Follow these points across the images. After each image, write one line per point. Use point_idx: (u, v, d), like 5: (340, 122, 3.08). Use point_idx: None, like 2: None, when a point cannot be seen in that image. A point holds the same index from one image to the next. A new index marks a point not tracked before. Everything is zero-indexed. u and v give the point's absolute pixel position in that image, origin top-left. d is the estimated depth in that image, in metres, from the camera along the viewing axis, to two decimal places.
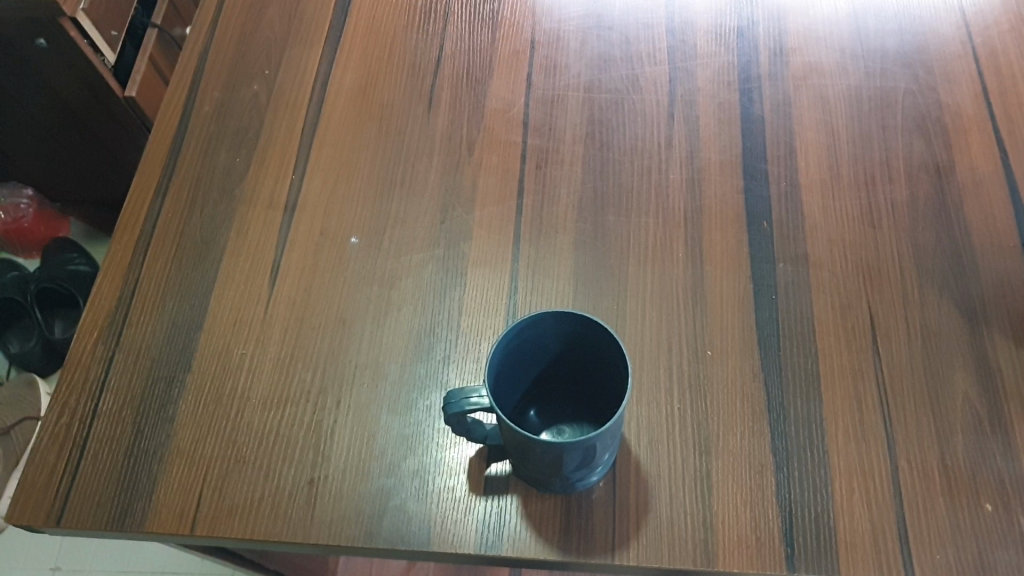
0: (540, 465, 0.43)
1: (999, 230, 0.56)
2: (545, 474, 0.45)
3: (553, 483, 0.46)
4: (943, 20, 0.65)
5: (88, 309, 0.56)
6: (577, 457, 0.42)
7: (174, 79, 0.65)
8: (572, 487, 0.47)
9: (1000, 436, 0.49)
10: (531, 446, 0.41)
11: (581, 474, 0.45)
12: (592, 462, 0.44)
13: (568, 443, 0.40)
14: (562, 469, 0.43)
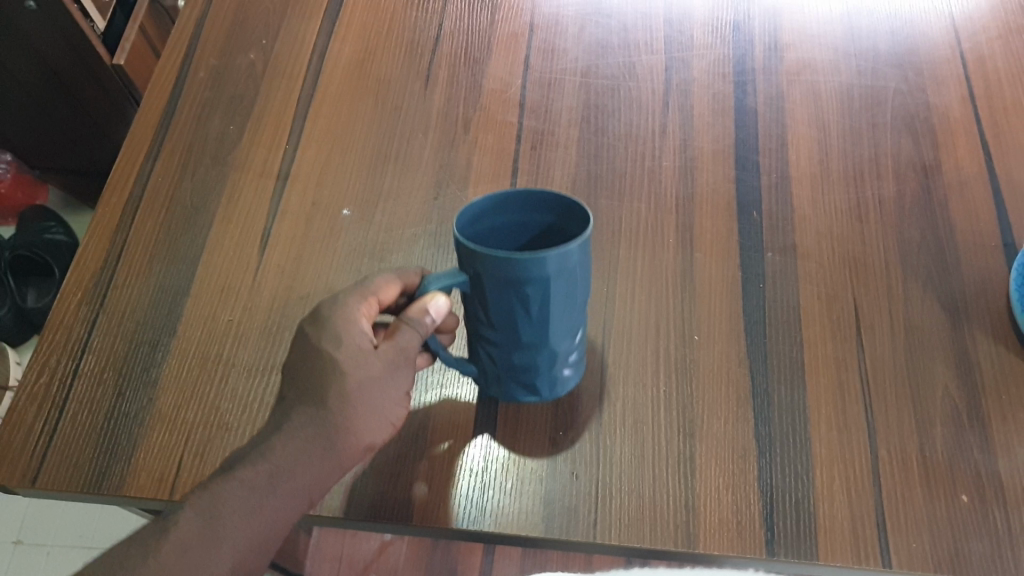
0: (530, 329, 0.41)
1: (982, 230, 0.57)
2: (534, 343, 0.43)
3: (540, 356, 0.45)
4: (934, 24, 0.67)
5: (73, 270, 0.55)
6: (565, 295, 0.40)
7: (170, 43, 0.65)
8: (560, 358, 0.46)
9: (978, 430, 0.49)
10: (518, 296, 0.39)
11: (568, 329, 0.43)
12: (576, 309, 0.42)
13: (560, 277, 0.38)
14: (551, 325, 0.42)
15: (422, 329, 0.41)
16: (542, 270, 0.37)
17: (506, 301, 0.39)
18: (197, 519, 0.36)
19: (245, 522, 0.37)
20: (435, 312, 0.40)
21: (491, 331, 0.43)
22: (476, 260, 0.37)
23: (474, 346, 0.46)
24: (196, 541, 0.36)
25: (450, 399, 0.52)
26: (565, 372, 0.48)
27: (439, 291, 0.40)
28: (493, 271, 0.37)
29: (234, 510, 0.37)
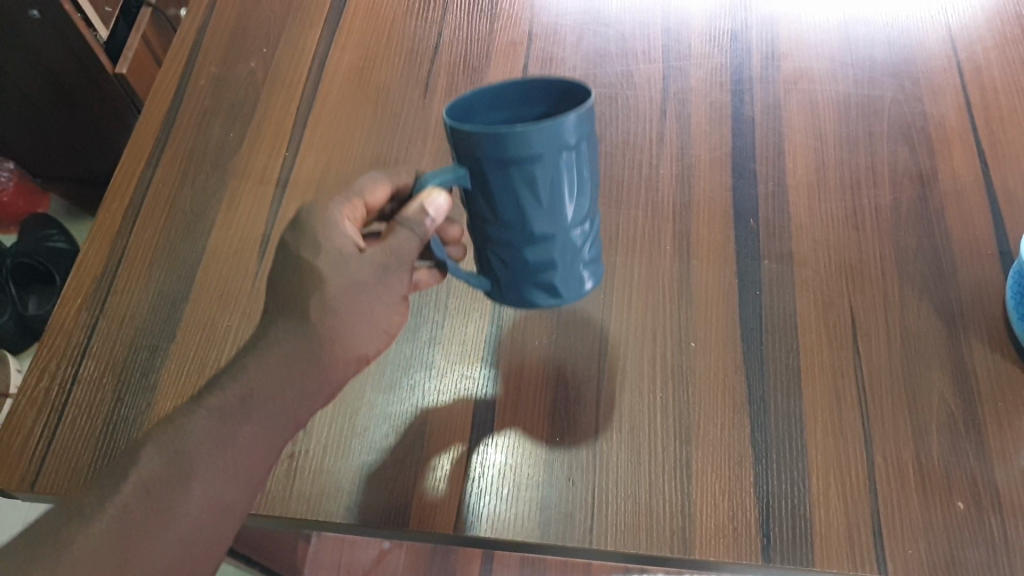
0: (540, 216, 0.41)
1: (979, 238, 0.57)
2: (548, 236, 0.42)
3: (556, 254, 0.43)
4: (930, 34, 0.67)
5: (73, 275, 0.56)
6: (570, 170, 0.39)
7: (171, 51, 0.65)
8: (577, 256, 0.45)
9: (974, 437, 0.50)
10: (522, 173, 0.38)
11: (581, 217, 0.43)
12: (583, 194, 0.42)
13: (556, 148, 0.38)
14: (561, 209, 0.41)
15: (420, 229, 0.41)
16: (539, 140, 0.37)
17: (510, 184, 0.39)
18: (163, 455, 0.37)
19: (213, 456, 0.37)
20: (437, 208, 0.41)
21: (501, 229, 0.42)
22: (468, 143, 0.37)
23: (485, 259, 0.45)
24: (163, 477, 0.36)
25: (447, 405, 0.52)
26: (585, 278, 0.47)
27: (442, 188, 0.41)
28: (490, 151, 0.37)
29: (202, 446, 0.37)
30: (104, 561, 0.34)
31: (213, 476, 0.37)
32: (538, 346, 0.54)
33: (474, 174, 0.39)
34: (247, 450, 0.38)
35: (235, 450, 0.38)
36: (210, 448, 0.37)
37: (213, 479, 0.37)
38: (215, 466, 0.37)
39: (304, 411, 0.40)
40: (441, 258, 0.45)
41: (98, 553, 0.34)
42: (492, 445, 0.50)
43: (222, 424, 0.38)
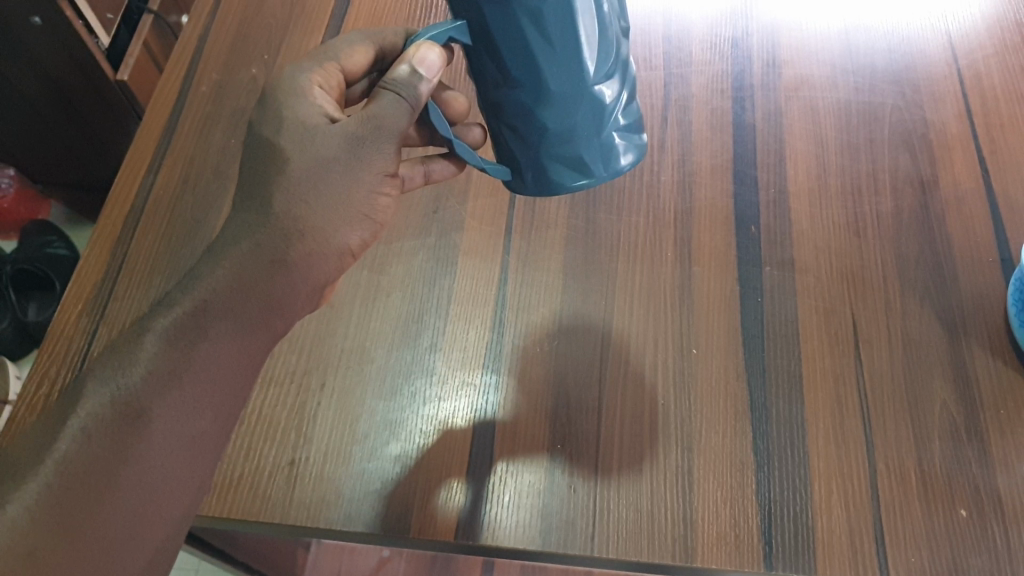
0: (554, 68, 0.39)
1: (980, 245, 0.57)
2: (567, 93, 0.41)
3: (577, 114, 0.42)
4: (931, 41, 0.67)
5: (74, 281, 0.56)
6: (580, 6, 0.37)
7: (173, 56, 0.65)
8: (600, 118, 0.43)
9: (976, 444, 0.49)
10: (529, 12, 0.37)
11: (599, 68, 0.41)
12: (599, 39, 0.40)
13: None
14: (577, 60, 0.39)
15: (405, 90, 0.45)
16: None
17: (518, 30, 0.37)
18: (108, 393, 0.37)
19: (169, 388, 0.38)
20: (425, 67, 0.44)
21: (516, 90, 0.41)
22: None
23: (500, 130, 0.44)
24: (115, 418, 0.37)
25: (444, 424, 0.51)
26: (610, 142, 0.45)
27: (431, 46, 0.44)
28: None
29: (151, 383, 0.38)
30: (62, 511, 0.35)
31: (166, 407, 0.38)
32: (539, 354, 0.53)
33: (482, 26, 0.38)
34: (202, 378, 0.39)
35: (186, 380, 0.39)
36: (161, 384, 0.38)
37: (167, 410, 0.38)
38: (168, 401, 0.38)
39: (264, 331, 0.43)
40: (450, 137, 0.44)
41: (55, 503, 0.35)
42: (501, 463, 0.49)
43: (172, 352, 0.39)
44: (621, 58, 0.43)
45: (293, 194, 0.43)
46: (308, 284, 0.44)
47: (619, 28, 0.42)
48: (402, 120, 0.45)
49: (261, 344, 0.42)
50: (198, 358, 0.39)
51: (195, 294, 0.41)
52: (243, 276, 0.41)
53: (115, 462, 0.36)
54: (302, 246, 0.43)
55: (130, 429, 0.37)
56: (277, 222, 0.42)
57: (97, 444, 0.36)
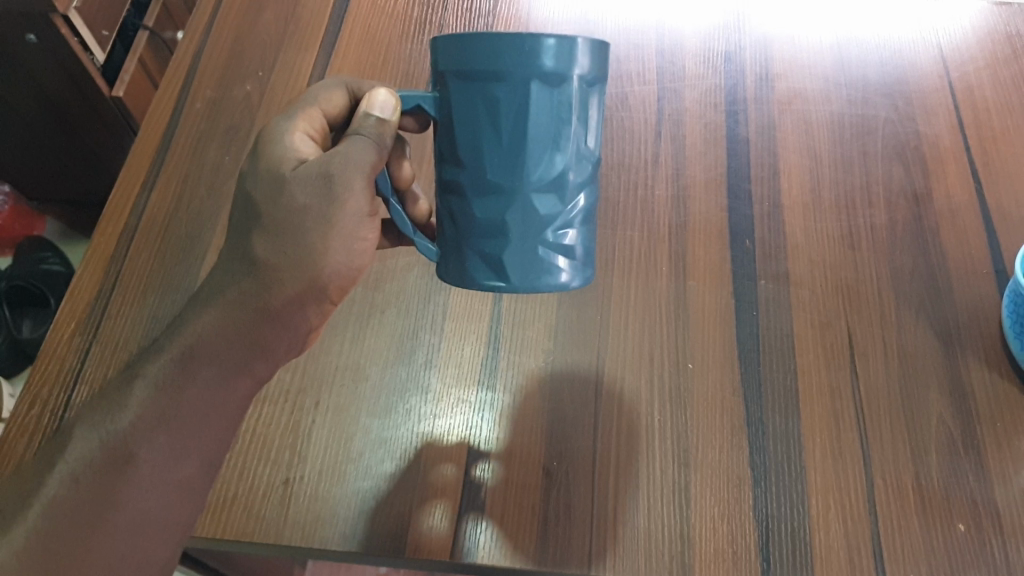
0: (498, 154, 0.39)
1: (974, 258, 0.57)
2: (503, 185, 0.39)
3: (510, 214, 0.40)
4: (922, 54, 0.68)
5: (67, 299, 0.55)
6: (539, 107, 0.38)
7: (165, 76, 0.65)
8: (537, 228, 0.40)
9: (973, 458, 0.49)
10: (486, 95, 0.38)
11: (547, 177, 0.40)
12: (553, 148, 0.39)
13: (524, 78, 0.37)
14: (521, 155, 0.39)
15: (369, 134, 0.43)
16: (503, 52, 0.36)
17: (472, 107, 0.38)
18: (96, 438, 0.39)
19: (156, 432, 0.39)
20: (382, 111, 0.43)
21: (458, 170, 0.40)
22: (441, 54, 0.38)
23: (442, 218, 0.43)
24: (106, 463, 0.38)
25: (438, 439, 0.51)
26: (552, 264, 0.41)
27: (381, 90, 0.44)
28: (461, 64, 0.37)
29: (139, 429, 0.39)
30: (48, 558, 0.36)
31: (152, 453, 0.39)
32: (536, 369, 0.53)
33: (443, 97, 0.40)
34: (187, 423, 0.40)
35: (174, 424, 0.40)
36: (149, 428, 0.39)
37: (152, 456, 0.39)
38: (154, 448, 0.39)
39: (256, 363, 0.42)
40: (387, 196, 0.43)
41: (43, 545, 0.37)
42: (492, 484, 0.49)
43: (160, 395, 0.40)
44: (579, 186, 0.41)
45: (287, 236, 0.41)
46: (296, 327, 0.43)
47: (584, 157, 0.41)
48: (371, 161, 0.42)
49: (246, 385, 0.42)
50: (185, 403, 0.40)
51: (184, 339, 0.41)
52: (230, 320, 0.41)
53: (101, 509, 0.38)
54: (291, 287, 0.42)
55: (116, 476, 0.38)
56: (264, 270, 0.41)
57: (84, 490, 0.38)
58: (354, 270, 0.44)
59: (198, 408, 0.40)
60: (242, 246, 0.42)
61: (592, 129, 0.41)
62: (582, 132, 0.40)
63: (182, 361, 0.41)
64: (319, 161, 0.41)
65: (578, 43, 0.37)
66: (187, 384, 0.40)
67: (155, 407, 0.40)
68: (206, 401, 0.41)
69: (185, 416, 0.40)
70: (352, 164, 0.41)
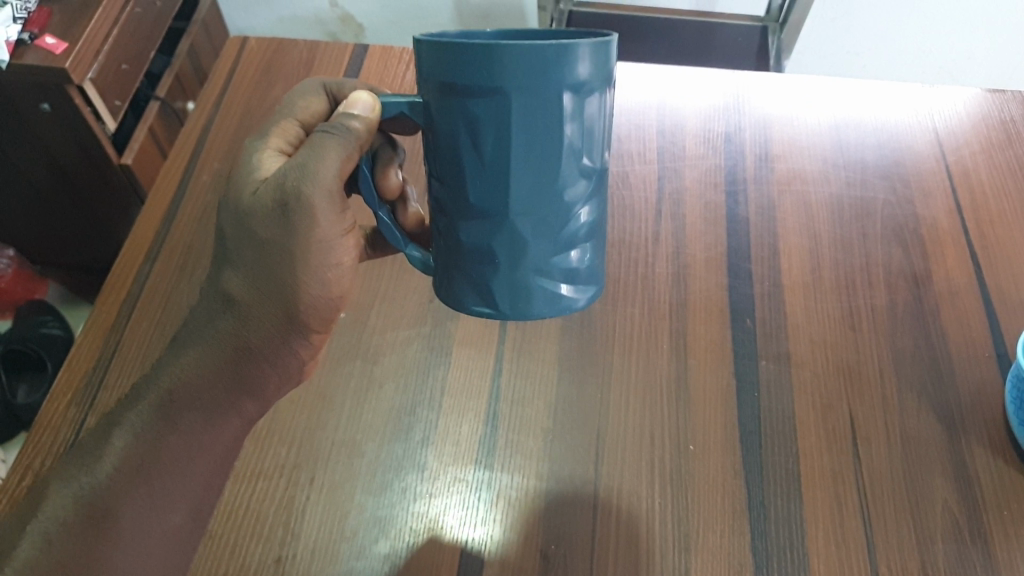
0: (481, 177, 0.35)
1: (975, 340, 0.57)
2: (488, 212, 0.36)
3: (496, 242, 0.37)
4: (917, 137, 0.69)
5: (65, 370, 0.55)
6: (522, 126, 0.33)
7: (176, 146, 0.67)
8: (527, 257, 0.38)
9: (980, 547, 0.48)
10: (463, 111, 0.33)
11: (536, 201, 0.35)
12: (544, 168, 0.34)
13: (504, 88, 0.31)
14: (505, 180, 0.35)
15: (338, 132, 0.40)
16: (476, 64, 0.31)
17: (452, 122, 0.34)
18: (71, 500, 0.39)
19: (135, 485, 0.40)
20: (362, 111, 0.41)
21: (442, 190, 0.37)
22: (420, 53, 0.33)
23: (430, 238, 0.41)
24: (82, 522, 0.38)
25: (436, 520, 0.50)
26: (547, 289, 0.39)
27: (364, 92, 0.42)
28: (438, 69, 0.32)
29: (117, 486, 0.40)
30: None
31: (135, 502, 0.40)
32: (534, 447, 0.53)
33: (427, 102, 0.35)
34: (168, 472, 0.41)
35: (155, 475, 0.41)
36: (127, 484, 0.40)
37: (132, 510, 0.40)
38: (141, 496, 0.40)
39: (241, 400, 0.44)
40: (375, 206, 0.39)
41: None
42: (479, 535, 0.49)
43: (140, 448, 0.41)
44: (577, 205, 0.37)
45: (263, 275, 0.42)
46: (277, 367, 0.45)
47: (584, 173, 0.36)
48: (336, 169, 0.40)
49: (232, 427, 0.44)
50: (170, 449, 0.41)
51: (162, 386, 0.42)
52: (211, 364, 0.43)
53: (75, 564, 0.37)
54: (269, 324, 0.44)
55: (95, 532, 0.38)
56: (239, 308, 0.43)
57: (60, 547, 0.37)
58: (332, 304, 0.46)
59: (175, 451, 0.41)
60: (216, 287, 0.44)
61: (598, 137, 0.35)
62: (580, 146, 0.35)
63: (163, 406, 0.42)
64: (277, 179, 0.40)
65: (572, 49, 0.31)
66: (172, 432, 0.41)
67: (136, 461, 0.40)
68: (191, 447, 0.42)
69: (166, 470, 0.41)
70: (310, 172, 0.40)
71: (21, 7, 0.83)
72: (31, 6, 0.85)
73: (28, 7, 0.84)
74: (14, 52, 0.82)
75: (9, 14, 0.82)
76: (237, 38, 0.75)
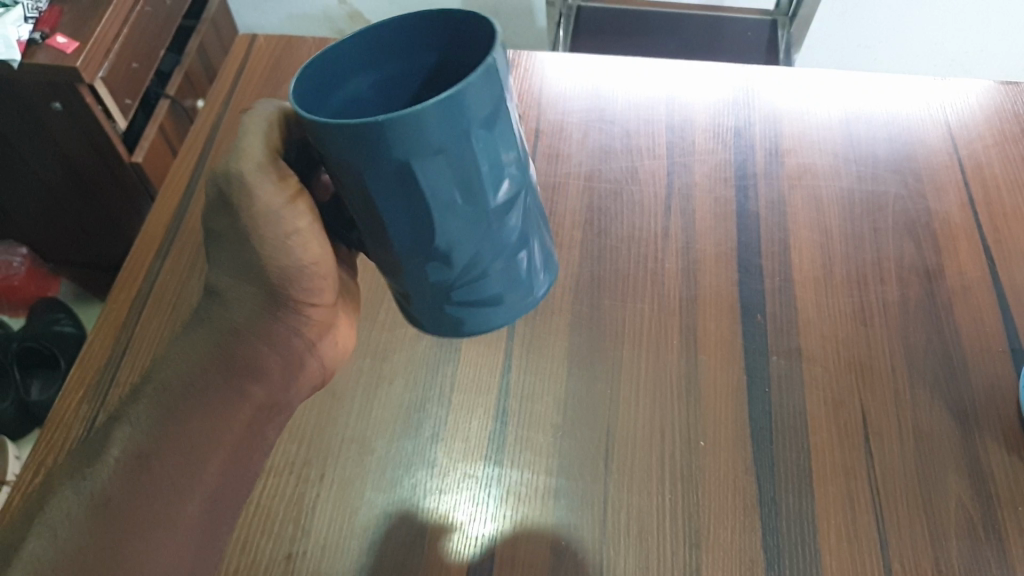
0: (371, 229, 0.35)
1: (988, 336, 0.57)
2: (390, 259, 0.36)
3: (407, 282, 0.38)
4: (930, 131, 0.69)
5: (77, 367, 0.56)
6: (381, 189, 0.32)
7: (184, 144, 0.68)
8: (442, 292, 0.38)
9: (994, 543, 0.48)
10: (332, 173, 0.33)
11: (428, 252, 0.35)
12: (416, 225, 0.33)
13: (357, 159, 0.30)
14: (384, 233, 0.35)
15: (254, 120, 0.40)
16: (318, 134, 0.30)
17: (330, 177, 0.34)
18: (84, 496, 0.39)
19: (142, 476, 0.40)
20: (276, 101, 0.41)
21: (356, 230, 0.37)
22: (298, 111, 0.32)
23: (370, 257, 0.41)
24: (93, 510, 0.39)
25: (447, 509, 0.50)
26: (480, 308, 0.40)
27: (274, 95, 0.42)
28: (306, 136, 0.32)
29: (122, 477, 0.40)
30: None
31: (142, 494, 0.40)
32: (544, 445, 0.53)
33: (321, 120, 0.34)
34: (173, 463, 0.41)
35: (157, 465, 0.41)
36: (133, 475, 0.40)
37: (141, 500, 0.40)
38: (147, 490, 0.40)
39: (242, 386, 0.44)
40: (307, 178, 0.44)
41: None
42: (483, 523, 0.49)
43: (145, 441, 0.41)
44: (483, 242, 0.35)
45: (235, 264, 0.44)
46: (272, 350, 0.46)
47: (466, 216, 0.33)
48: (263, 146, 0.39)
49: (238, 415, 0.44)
50: (172, 440, 0.42)
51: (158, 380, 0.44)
52: (203, 355, 0.45)
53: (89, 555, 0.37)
54: (255, 314, 0.46)
55: (106, 522, 0.38)
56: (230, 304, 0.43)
57: (69, 536, 0.38)
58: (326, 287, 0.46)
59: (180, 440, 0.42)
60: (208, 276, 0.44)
61: (480, 173, 0.32)
62: (484, 189, 0.33)
63: (161, 400, 0.43)
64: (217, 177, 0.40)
65: (415, 115, 0.28)
66: (176, 427, 0.42)
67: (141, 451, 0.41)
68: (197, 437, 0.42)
69: (170, 459, 0.41)
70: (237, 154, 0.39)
71: (32, 6, 0.84)
72: (41, 5, 0.85)
73: (39, 6, 0.85)
74: (25, 51, 0.83)
75: (19, 14, 0.82)
76: (246, 35, 0.76)
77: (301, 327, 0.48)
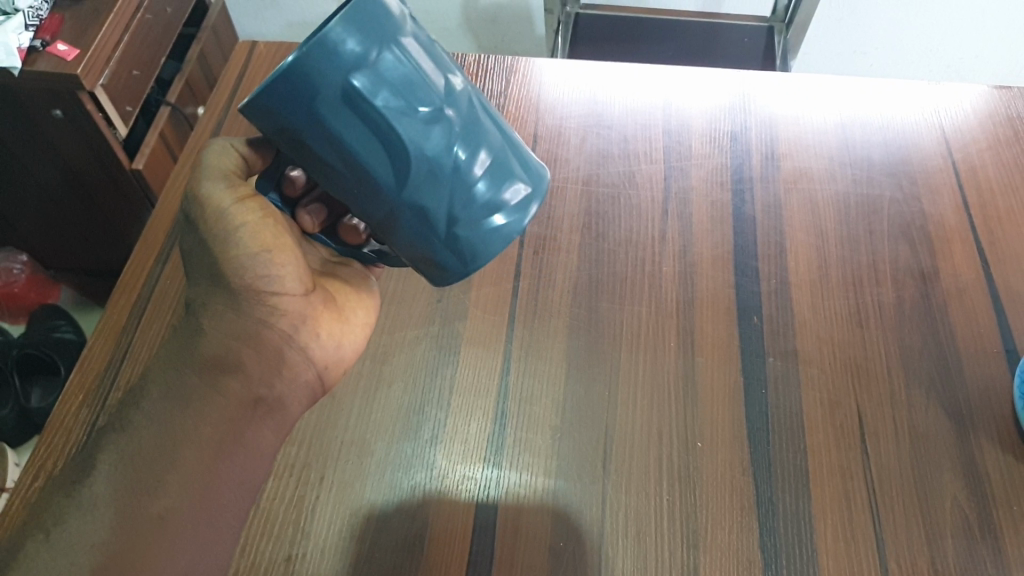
0: (360, 187, 0.37)
1: (983, 337, 0.57)
2: (389, 209, 0.38)
3: (408, 224, 0.39)
4: (925, 135, 0.69)
5: (77, 372, 0.56)
6: (344, 124, 0.35)
7: (184, 150, 0.68)
8: (440, 226, 0.39)
9: (990, 543, 0.48)
10: (299, 143, 0.36)
11: (417, 176, 0.37)
12: (392, 144, 0.35)
13: (315, 104, 0.34)
14: (370, 177, 0.37)
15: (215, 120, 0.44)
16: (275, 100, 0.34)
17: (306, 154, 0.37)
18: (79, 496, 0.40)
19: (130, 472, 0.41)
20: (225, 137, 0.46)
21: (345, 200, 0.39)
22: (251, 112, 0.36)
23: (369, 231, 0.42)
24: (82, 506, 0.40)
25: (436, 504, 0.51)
26: (482, 238, 0.40)
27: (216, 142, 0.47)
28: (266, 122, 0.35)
29: (112, 475, 0.41)
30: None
31: (131, 487, 0.41)
32: (543, 447, 0.53)
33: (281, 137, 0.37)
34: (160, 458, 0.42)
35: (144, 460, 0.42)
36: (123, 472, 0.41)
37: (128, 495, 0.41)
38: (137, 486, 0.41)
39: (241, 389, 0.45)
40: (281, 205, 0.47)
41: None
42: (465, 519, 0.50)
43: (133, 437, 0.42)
44: (458, 154, 0.37)
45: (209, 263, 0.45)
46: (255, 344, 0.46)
47: (430, 120, 0.36)
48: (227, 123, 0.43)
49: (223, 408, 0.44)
50: (162, 435, 0.42)
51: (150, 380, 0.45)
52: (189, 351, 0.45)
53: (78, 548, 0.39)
54: (223, 314, 0.45)
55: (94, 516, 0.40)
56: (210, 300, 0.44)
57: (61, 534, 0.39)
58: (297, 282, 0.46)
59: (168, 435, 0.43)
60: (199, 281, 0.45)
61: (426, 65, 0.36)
62: (404, 104, 0.35)
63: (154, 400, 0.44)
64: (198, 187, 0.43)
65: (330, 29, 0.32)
66: (167, 427, 0.43)
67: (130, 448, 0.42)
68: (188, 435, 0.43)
69: (159, 454, 0.42)
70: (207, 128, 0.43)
71: (33, 14, 0.84)
72: (43, 13, 0.86)
73: (40, 14, 0.85)
74: (27, 59, 0.83)
75: (20, 22, 0.83)
76: (246, 42, 0.76)
77: (271, 318, 0.46)
